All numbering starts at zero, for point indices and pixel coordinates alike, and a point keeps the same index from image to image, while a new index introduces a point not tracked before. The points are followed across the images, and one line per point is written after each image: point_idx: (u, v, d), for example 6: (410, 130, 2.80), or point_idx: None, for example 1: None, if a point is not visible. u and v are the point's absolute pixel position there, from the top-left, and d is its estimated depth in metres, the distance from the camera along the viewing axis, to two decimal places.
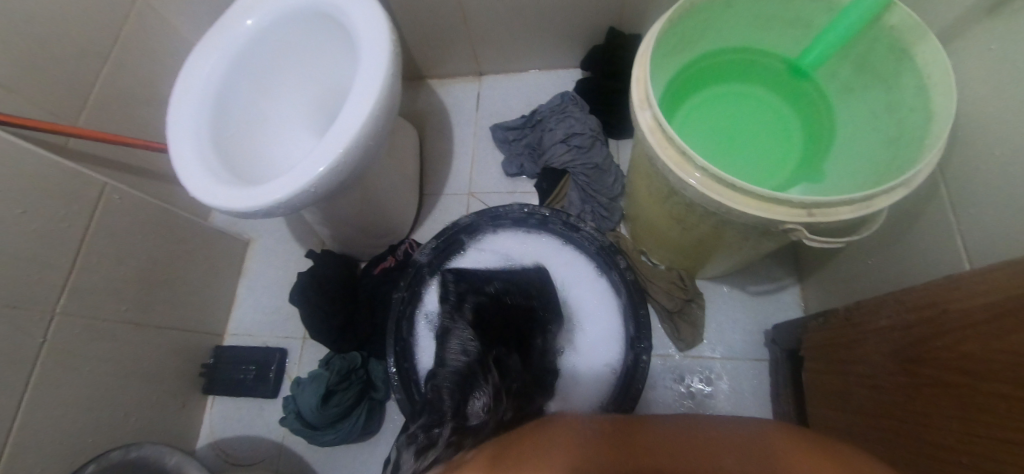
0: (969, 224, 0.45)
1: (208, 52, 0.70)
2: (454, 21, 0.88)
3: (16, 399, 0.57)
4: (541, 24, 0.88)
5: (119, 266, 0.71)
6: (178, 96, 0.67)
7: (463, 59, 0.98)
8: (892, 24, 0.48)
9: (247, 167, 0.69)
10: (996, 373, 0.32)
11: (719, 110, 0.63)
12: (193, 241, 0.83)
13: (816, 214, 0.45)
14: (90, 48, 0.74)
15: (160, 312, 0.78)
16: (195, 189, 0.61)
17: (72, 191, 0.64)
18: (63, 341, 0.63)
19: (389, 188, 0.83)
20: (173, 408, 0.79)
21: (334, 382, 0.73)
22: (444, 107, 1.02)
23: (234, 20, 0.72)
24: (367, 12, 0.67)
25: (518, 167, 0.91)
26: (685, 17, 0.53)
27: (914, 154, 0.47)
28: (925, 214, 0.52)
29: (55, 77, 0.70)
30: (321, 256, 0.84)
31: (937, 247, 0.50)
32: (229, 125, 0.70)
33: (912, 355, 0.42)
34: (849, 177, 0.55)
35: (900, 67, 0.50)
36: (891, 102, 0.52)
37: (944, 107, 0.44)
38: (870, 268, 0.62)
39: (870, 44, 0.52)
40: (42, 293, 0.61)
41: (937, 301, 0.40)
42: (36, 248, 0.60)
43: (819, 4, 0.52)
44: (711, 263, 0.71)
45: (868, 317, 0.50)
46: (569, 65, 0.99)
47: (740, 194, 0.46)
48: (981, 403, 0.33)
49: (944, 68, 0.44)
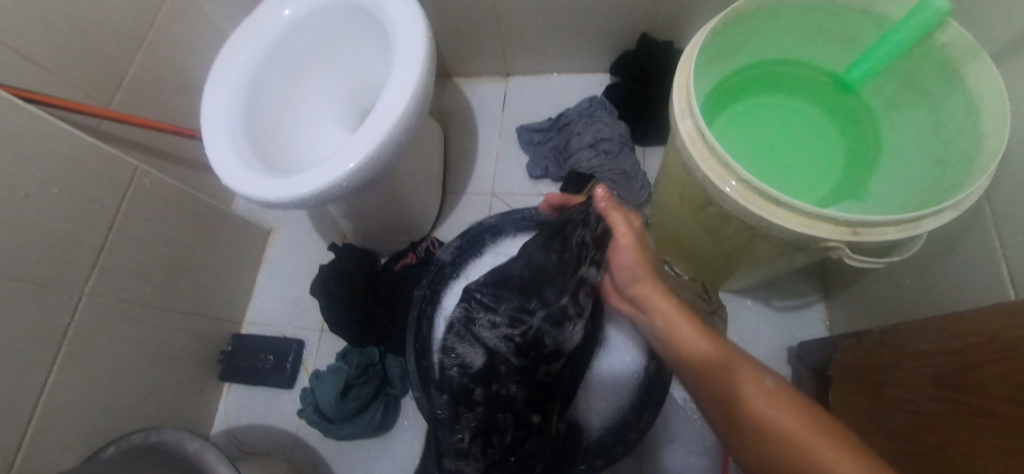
0: (1017, 251, 0.44)
1: (243, 41, 0.70)
2: (485, 20, 0.88)
3: (41, 378, 0.57)
4: (573, 27, 0.87)
5: (146, 249, 0.71)
6: (212, 84, 0.68)
7: (492, 58, 0.98)
8: (943, 42, 0.47)
9: (277, 157, 0.69)
10: None
11: (757, 122, 0.63)
12: (218, 228, 0.84)
13: (861, 232, 0.44)
14: (127, 32, 0.75)
15: (182, 297, 0.78)
16: (226, 177, 0.61)
17: (105, 173, 0.64)
18: (89, 322, 0.63)
19: (415, 185, 0.83)
20: (190, 393, 0.80)
21: (353, 376, 0.73)
22: (470, 105, 1.02)
23: (271, 10, 0.72)
24: (406, 8, 0.67)
25: (543, 170, 0.91)
26: (730, 27, 0.53)
27: (962, 176, 0.46)
28: (968, 237, 0.51)
29: (92, 59, 0.70)
30: (343, 249, 0.84)
31: (979, 272, 0.49)
32: (261, 114, 0.70)
33: (953, 382, 0.42)
34: (890, 196, 0.54)
35: (949, 87, 0.49)
36: (938, 121, 0.51)
37: (997, 129, 0.43)
38: (904, 290, 0.61)
39: (918, 62, 0.51)
40: (71, 272, 0.61)
41: (983, 328, 0.40)
42: (67, 228, 0.60)
43: (868, 18, 0.52)
44: (737, 275, 0.71)
45: (906, 340, 0.49)
46: (598, 70, 0.99)
47: (781, 208, 0.46)
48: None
49: (998, 90, 0.43)
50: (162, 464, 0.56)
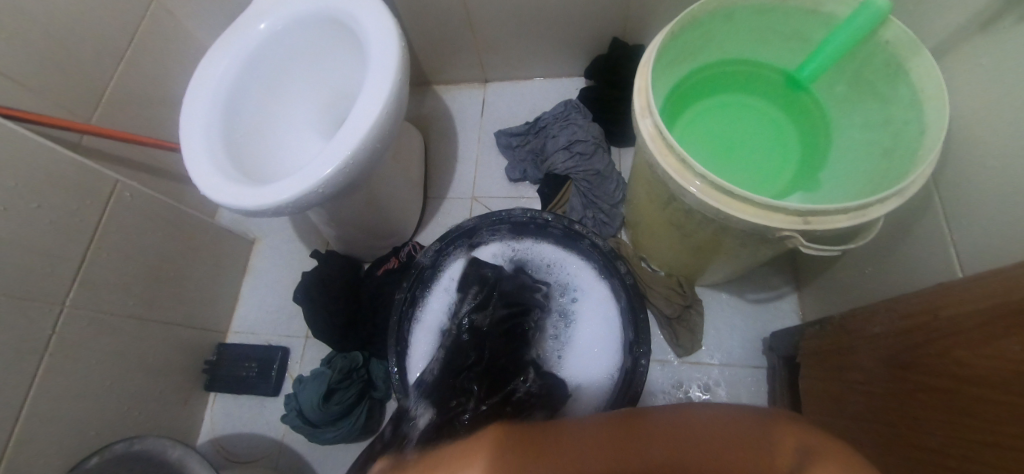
0: (962, 235, 0.46)
1: (221, 55, 0.72)
2: (460, 29, 0.90)
3: (23, 390, 0.58)
4: (546, 33, 0.90)
5: (128, 262, 0.72)
6: (190, 98, 0.69)
7: (469, 65, 1.00)
8: (888, 39, 0.50)
9: (256, 167, 0.71)
10: (983, 379, 0.33)
11: (720, 120, 0.65)
12: (200, 239, 0.85)
13: (812, 221, 0.46)
14: (106, 49, 0.76)
15: (165, 308, 0.79)
16: (204, 187, 0.62)
17: (85, 187, 0.65)
18: (71, 334, 0.64)
19: (394, 191, 0.84)
20: (175, 404, 0.80)
21: (336, 380, 0.74)
22: (450, 112, 1.04)
23: (247, 24, 0.74)
24: (378, 19, 0.68)
25: (521, 173, 0.93)
26: (686, 30, 0.55)
27: (908, 166, 0.48)
28: (920, 224, 0.53)
29: (72, 76, 0.72)
30: (325, 256, 0.85)
31: (930, 257, 0.51)
32: (239, 125, 0.71)
33: (903, 361, 0.43)
34: (846, 188, 0.56)
35: (895, 81, 0.51)
36: (886, 115, 0.53)
37: (937, 120, 0.45)
38: (866, 277, 0.63)
39: (867, 58, 0.54)
40: (52, 285, 0.62)
41: (926, 309, 0.42)
42: (47, 242, 0.61)
43: (817, 18, 0.54)
44: (710, 269, 0.73)
45: (863, 324, 0.51)
46: (573, 74, 1.01)
47: (737, 202, 0.48)
48: (970, 407, 0.34)
49: (937, 83, 0.45)
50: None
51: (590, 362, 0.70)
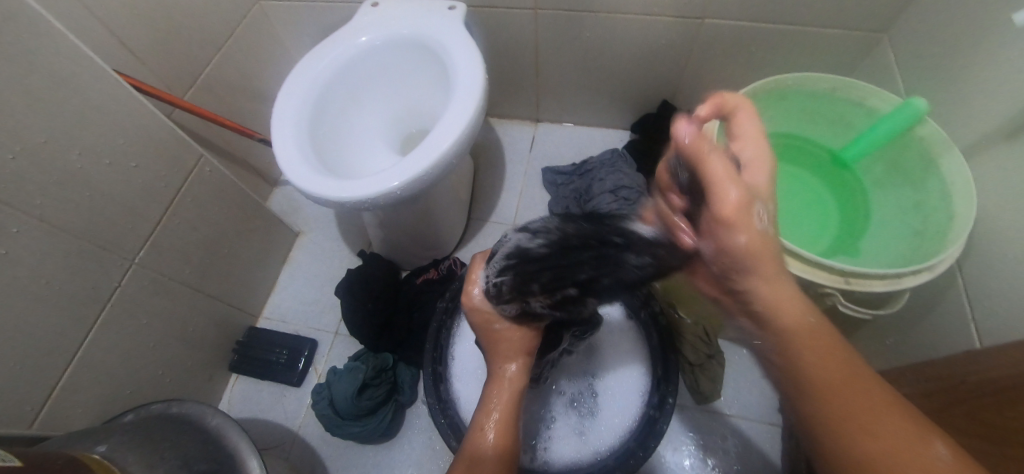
0: (984, 314, 0.52)
1: (318, 59, 0.79)
2: (527, 70, 0.99)
3: (82, 334, 0.60)
4: (604, 86, 0.99)
5: (193, 232, 0.75)
6: (285, 92, 0.75)
7: (526, 104, 1.09)
8: (923, 135, 0.58)
9: (334, 162, 0.76)
10: (1002, 435, 0.38)
11: (766, 185, 0.71)
12: (256, 221, 0.89)
13: (852, 282, 0.51)
14: (210, 39, 0.84)
15: (214, 282, 0.81)
16: (290, 173, 0.68)
17: (179, 156, 0.70)
18: (132, 290, 0.67)
19: (447, 205, 0.90)
20: (201, 378, 0.81)
21: (370, 376, 0.76)
22: (500, 143, 1.11)
23: (347, 36, 0.81)
24: (469, 50, 0.76)
25: (563, 208, 0.99)
26: (748, 100, 0.63)
27: (938, 246, 0.54)
28: (942, 301, 0.58)
29: (178, 56, 0.79)
30: (370, 257, 0.89)
31: (951, 333, 0.56)
32: (324, 123, 0.77)
33: (931, 421, 0.47)
34: (878, 259, 0.62)
35: (927, 173, 0.59)
36: (918, 200, 0.60)
37: (966, 211, 0.52)
38: (887, 348, 0.67)
39: (902, 149, 0.61)
40: (128, 241, 0.65)
41: (957, 371, 0.46)
42: (133, 201, 0.65)
43: (861, 110, 0.63)
44: (737, 323, 0.77)
45: (893, 385, 0.56)
46: (619, 127, 1.10)
47: (786, 255, 0.53)
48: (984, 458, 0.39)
49: (967, 179, 0.52)
50: (200, 455, 0.54)
51: (607, 396, 0.70)
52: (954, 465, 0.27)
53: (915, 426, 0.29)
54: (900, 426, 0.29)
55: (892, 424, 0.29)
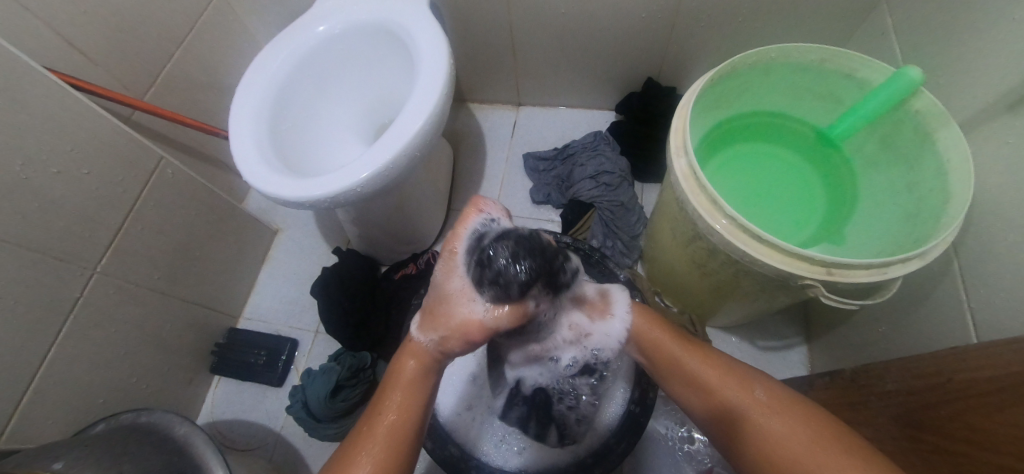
0: (981, 304, 0.48)
1: (278, 51, 0.75)
2: (503, 52, 0.94)
3: (45, 347, 0.60)
4: (584, 65, 0.94)
5: (160, 237, 0.74)
6: (243, 88, 0.72)
7: (506, 87, 1.04)
8: (918, 108, 0.52)
9: (296, 158, 0.73)
10: (981, 439, 0.35)
11: (750, 167, 0.67)
12: (229, 222, 0.87)
13: (834, 273, 0.48)
14: (168, 34, 0.80)
15: (187, 286, 0.80)
16: (247, 173, 0.65)
17: (135, 159, 0.68)
18: (96, 299, 0.66)
19: (422, 199, 0.87)
20: (179, 382, 0.81)
21: (344, 377, 0.75)
22: (480, 129, 1.07)
23: (307, 26, 0.77)
24: (432, 34, 0.72)
25: (545, 196, 0.95)
26: (727, 77, 0.58)
27: (931, 231, 0.50)
28: (937, 288, 0.54)
29: (134, 55, 0.75)
30: (346, 254, 0.87)
31: (946, 323, 0.53)
32: (286, 118, 0.74)
33: (912, 420, 0.44)
34: (868, 244, 0.58)
35: (922, 149, 0.54)
36: (911, 180, 0.56)
37: (962, 191, 0.47)
38: (879, 336, 0.64)
39: (896, 124, 0.56)
40: (87, 250, 0.64)
41: (943, 369, 0.42)
42: (89, 209, 0.63)
43: (851, 83, 0.58)
44: (722, 312, 0.74)
45: (875, 380, 0.52)
46: (604, 107, 1.05)
47: (763, 245, 0.49)
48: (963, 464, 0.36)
49: (965, 156, 0.47)
50: (164, 465, 0.54)
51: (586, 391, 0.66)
52: (769, 412, 0.39)
53: (750, 386, 0.42)
54: (736, 388, 0.42)
55: (737, 389, 0.41)
